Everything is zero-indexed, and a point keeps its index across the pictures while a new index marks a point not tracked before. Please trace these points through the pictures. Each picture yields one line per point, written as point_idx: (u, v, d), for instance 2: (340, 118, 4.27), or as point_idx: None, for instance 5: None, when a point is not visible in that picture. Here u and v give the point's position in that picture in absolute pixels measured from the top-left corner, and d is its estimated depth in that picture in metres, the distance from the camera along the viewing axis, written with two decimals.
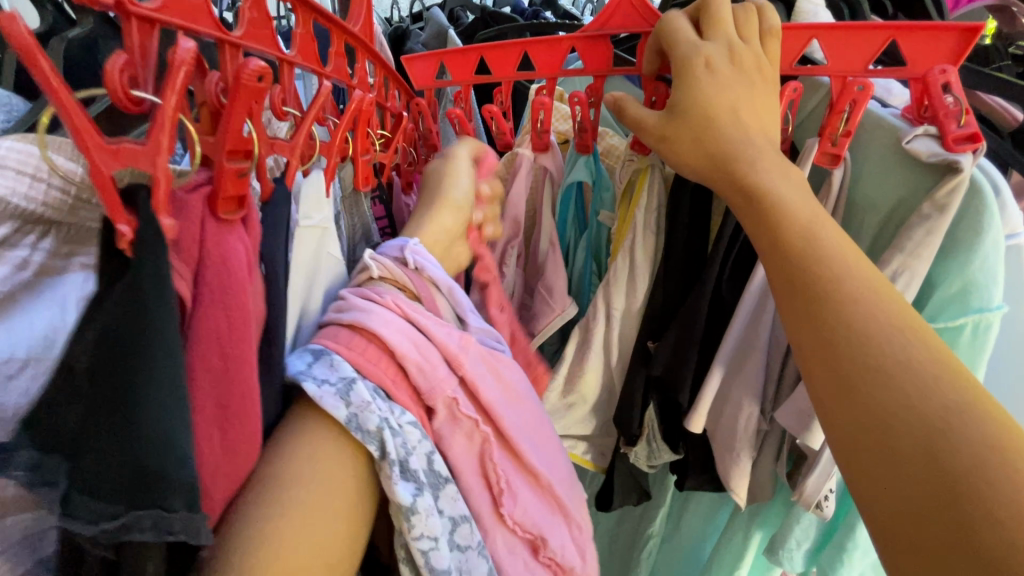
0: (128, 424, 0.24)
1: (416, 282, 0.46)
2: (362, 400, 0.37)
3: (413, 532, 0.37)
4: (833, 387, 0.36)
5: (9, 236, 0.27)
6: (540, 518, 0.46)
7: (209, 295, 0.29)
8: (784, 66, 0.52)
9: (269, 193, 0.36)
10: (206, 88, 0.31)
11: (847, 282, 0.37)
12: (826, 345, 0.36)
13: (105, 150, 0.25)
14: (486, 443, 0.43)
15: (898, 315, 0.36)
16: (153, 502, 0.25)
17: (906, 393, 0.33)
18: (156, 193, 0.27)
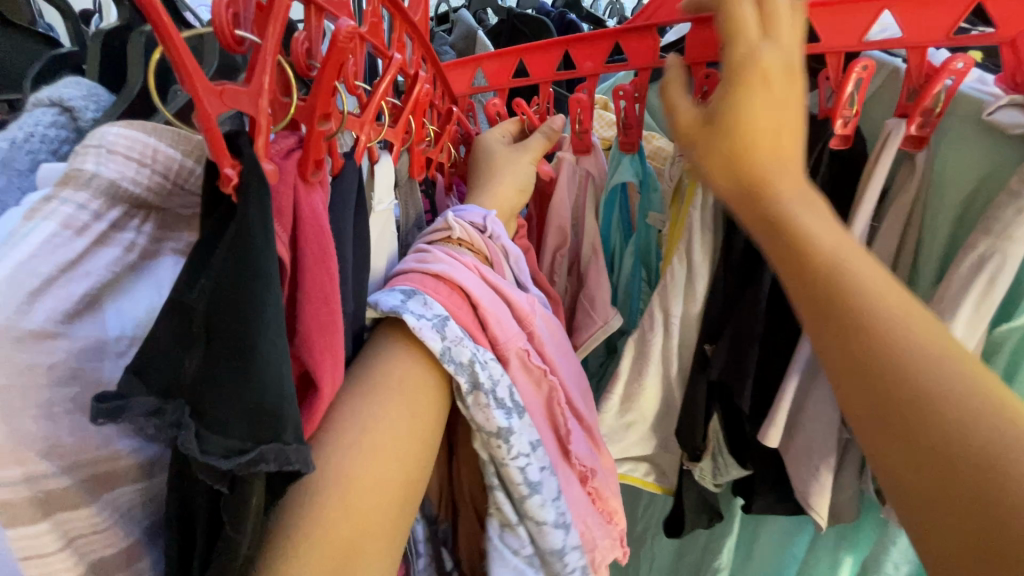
0: (235, 360, 0.23)
1: (491, 249, 0.47)
2: (456, 335, 0.40)
3: (510, 453, 0.40)
4: (864, 417, 0.29)
5: (119, 219, 0.27)
6: (590, 456, 0.48)
7: (309, 258, 0.31)
8: (853, 42, 0.48)
9: (339, 167, 0.37)
10: (295, 49, 0.31)
11: (843, 288, 0.30)
12: (853, 366, 0.29)
13: (213, 91, 0.24)
14: (553, 391, 0.46)
15: (925, 333, 0.29)
16: (273, 434, 0.23)
17: (953, 425, 0.26)
18: (256, 138, 0.26)
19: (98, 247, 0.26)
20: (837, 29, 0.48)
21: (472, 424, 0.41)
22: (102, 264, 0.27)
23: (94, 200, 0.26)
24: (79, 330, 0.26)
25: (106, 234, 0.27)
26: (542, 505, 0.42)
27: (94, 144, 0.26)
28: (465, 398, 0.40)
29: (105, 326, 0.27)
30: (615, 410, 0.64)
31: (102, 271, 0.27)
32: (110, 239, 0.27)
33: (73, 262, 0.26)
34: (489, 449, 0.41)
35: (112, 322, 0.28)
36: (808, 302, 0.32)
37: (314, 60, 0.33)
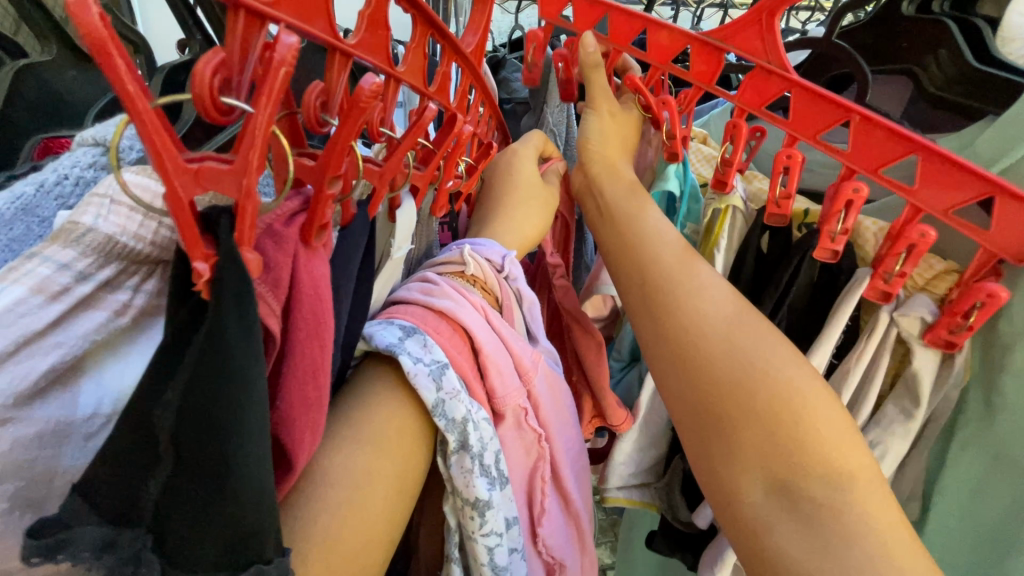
0: (216, 469, 0.22)
1: (503, 291, 0.47)
2: (452, 387, 0.38)
3: (482, 528, 0.39)
4: (712, 397, 0.42)
5: (115, 278, 0.26)
6: (564, 547, 0.47)
7: (304, 329, 0.29)
8: (868, 168, 0.45)
9: (349, 218, 0.35)
10: (307, 105, 0.28)
11: (702, 302, 0.46)
12: (709, 359, 0.43)
13: (185, 172, 0.22)
14: (541, 460, 0.45)
15: (750, 324, 0.44)
16: (253, 556, 0.23)
17: (774, 399, 0.41)
18: (241, 227, 0.23)
19: (80, 311, 0.26)
20: (864, 148, 0.44)
21: (451, 485, 0.40)
22: (78, 331, 0.26)
23: (83, 258, 0.25)
24: (41, 406, 0.26)
25: (94, 295, 0.26)
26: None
27: (98, 193, 0.25)
28: (450, 456, 0.39)
29: (76, 404, 0.27)
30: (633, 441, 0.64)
31: (79, 339, 0.26)
32: (98, 300, 0.26)
33: (45, 330, 0.25)
34: (460, 516, 0.40)
35: (84, 397, 0.27)
36: (682, 367, 0.44)
37: (331, 114, 0.30)
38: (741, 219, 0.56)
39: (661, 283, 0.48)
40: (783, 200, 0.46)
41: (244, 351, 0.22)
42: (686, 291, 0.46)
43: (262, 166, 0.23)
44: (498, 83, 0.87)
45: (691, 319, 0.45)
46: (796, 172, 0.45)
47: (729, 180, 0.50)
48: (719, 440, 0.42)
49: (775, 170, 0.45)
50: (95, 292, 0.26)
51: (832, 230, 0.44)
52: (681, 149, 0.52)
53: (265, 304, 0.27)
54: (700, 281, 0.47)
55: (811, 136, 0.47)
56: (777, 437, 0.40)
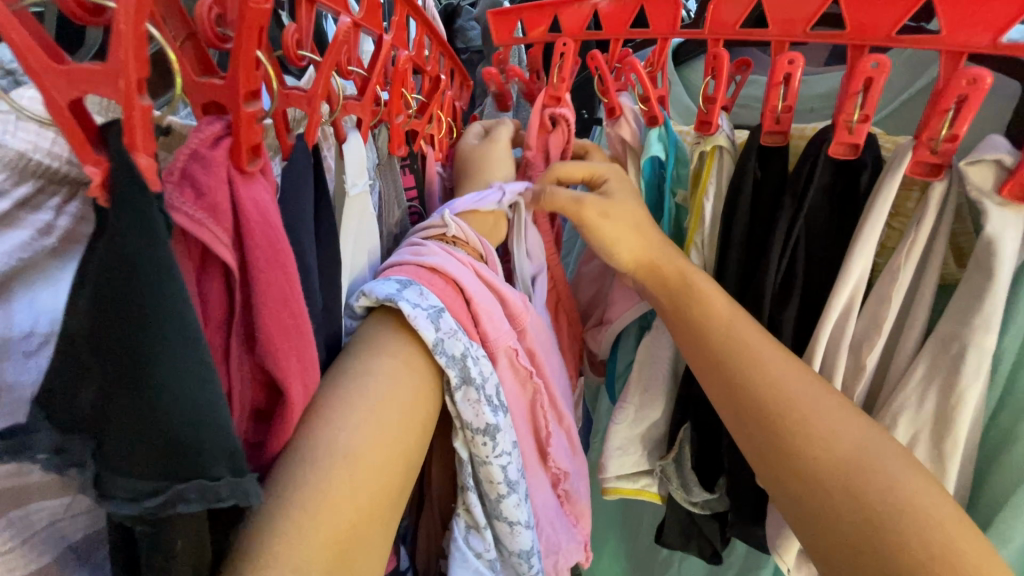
0: (138, 383, 0.21)
1: (485, 247, 0.45)
2: (450, 327, 0.37)
3: (494, 451, 0.39)
4: (807, 499, 0.36)
5: (32, 196, 0.24)
6: (570, 458, 0.48)
7: (262, 257, 0.26)
8: (880, 33, 0.38)
9: (289, 149, 0.32)
10: (199, 19, 0.26)
11: (768, 371, 0.39)
12: (791, 451, 0.37)
13: (55, 72, 0.19)
14: (538, 393, 0.45)
15: (829, 401, 0.38)
16: (196, 471, 0.21)
17: (878, 500, 0.34)
18: (132, 132, 0.20)
19: (1, 227, 0.23)
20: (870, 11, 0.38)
21: (459, 419, 0.39)
22: (3, 247, 0.23)
23: None
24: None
25: (11, 213, 0.24)
26: (518, 504, 0.41)
27: (2, 106, 0.23)
28: (455, 392, 0.38)
29: (9, 321, 0.24)
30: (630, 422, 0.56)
31: (3, 258, 0.23)
32: (17, 219, 0.24)
33: None
34: (471, 447, 0.39)
35: (19, 314, 0.24)
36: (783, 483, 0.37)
37: (229, 27, 0.28)
38: (730, 159, 0.48)
39: (722, 353, 0.41)
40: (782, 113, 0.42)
41: (158, 267, 0.20)
42: (753, 360, 0.40)
43: (142, 64, 0.20)
44: (453, 32, 0.85)
45: (795, 431, 0.37)
46: (724, 75, 0.44)
47: (713, 119, 0.46)
48: (814, 547, 0.35)
49: (775, 80, 0.40)
50: (12, 211, 0.24)
51: (776, 110, 0.42)
52: (659, 111, 0.50)
53: (203, 229, 0.24)
54: (767, 348, 0.40)
55: (802, 30, 0.41)
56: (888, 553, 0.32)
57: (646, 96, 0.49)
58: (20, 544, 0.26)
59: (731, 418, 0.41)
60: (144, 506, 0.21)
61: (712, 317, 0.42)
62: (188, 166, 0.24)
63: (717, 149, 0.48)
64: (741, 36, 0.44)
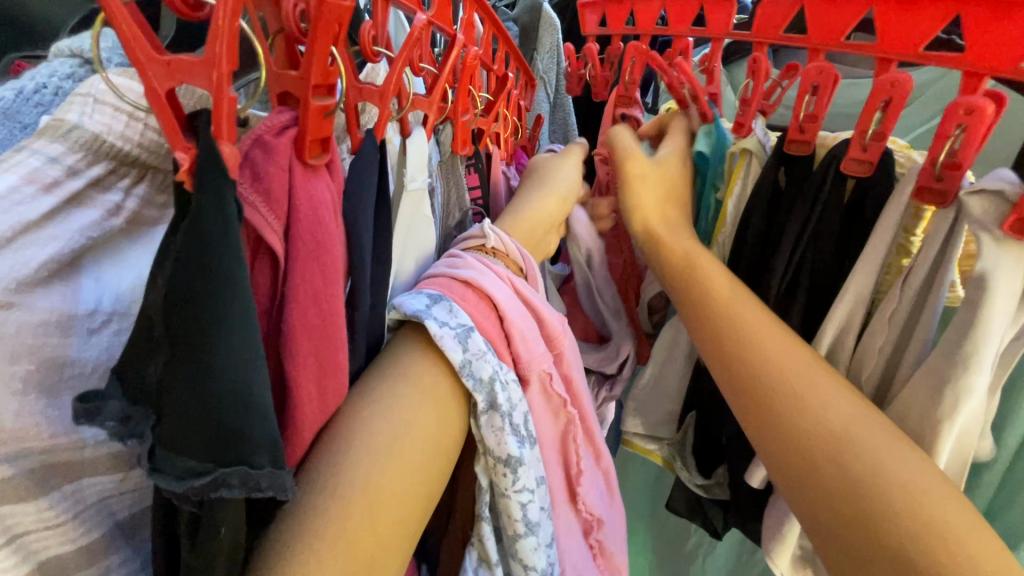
0: (202, 363, 0.21)
1: (526, 261, 0.45)
2: (479, 348, 0.37)
3: (514, 485, 0.39)
4: (784, 455, 0.36)
5: (105, 177, 0.25)
6: (602, 505, 0.48)
7: (304, 249, 0.26)
8: (908, 51, 0.37)
9: (357, 142, 0.32)
10: (284, 13, 0.25)
11: (747, 324, 0.40)
12: (765, 403, 0.37)
13: (159, 63, 0.20)
14: (570, 424, 0.44)
15: (802, 356, 0.38)
16: (239, 458, 0.22)
17: (858, 455, 0.33)
18: (218, 120, 0.21)
19: (73, 207, 0.25)
20: (893, 28, 0.37)
21: (482, 446, 0.39)
22: (75, 226, 0.25)
23: (71, 153, 0.24)
24: (41, 297, 0.25)
25: (84, 194, 0.25)
26: (536, 547, 0.40)
27: (83, 91, 0.24)
28: (480, 417, 0.38)
29: (77, 298, 0.26)
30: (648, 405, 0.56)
31: (74, 236, 0.25)
32: (88, 200, 0.25)
33: (40, 222, 0.24)
34: (492, 475, 0.39)
35: (82, 292, 0.26)
36: (783, 463, 0.36)
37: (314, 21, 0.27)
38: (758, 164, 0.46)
39: (706, 307, 0.42)
40: (808, 123, 0.41)
41: (233, 253, 0.21)
42: (733, 314, 0.40)
43: (234, 57, 0.21)
44: None
45: (776, 387, 0.37)
46: (761, 76, 0.43)
47: (748, 122, 0.46)
48: (797, 501, 0.35)
49: (802, 89, 0.40)
50: (87, 191, 0.25)
51: (799, 118, 0.41)
52: (706, 106, 0.50)
53: (255, 213, 0.25)
54: (749, 304, 0.40)
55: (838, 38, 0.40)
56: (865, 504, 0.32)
57: (696, 96, 0.50)
58: (71, 519, 0.27)
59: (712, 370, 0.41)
60: (190, 486, 0.22)
61: (694, 275, 0.43)
62: (251, 151, 0.25)
63: (746, 155, 0.47)
64: (787, 41, 0.43)
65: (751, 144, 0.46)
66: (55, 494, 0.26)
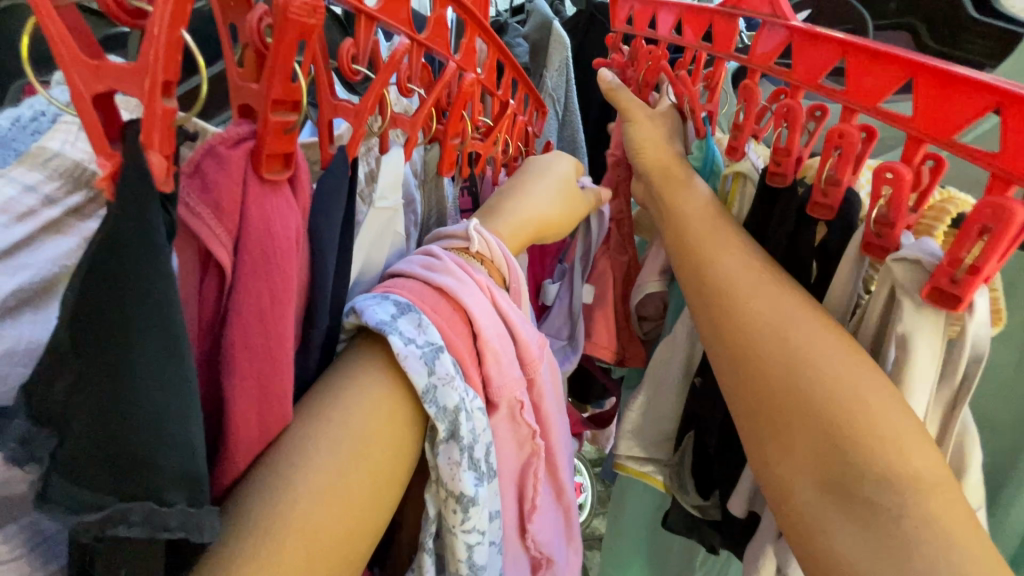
0: (112, 383, 0.20)
1: (510, 270, 0.44)
2: (446, 373, 0.34)
3: (463, 524, 0.36)
4: (746, 386, 0.36)
5: (83, 205, 0.25)
6: (554, 544, 0.46)
7: (250, 264, 0.26)
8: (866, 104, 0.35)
9: (328, 158, 0.31)
10: (247, 25, 0.25)
11: (727, 266, 0.40)
12: (737, 335, 0.37)
13: (85, 65, 0.19)
14: (535, 455, 0.42)
15: (788, 294, 0.37)
16: (146, 494, 0.21)
17: (822, 389, 0.33)
18: (150, 131, 0.20)
19: (48, 234, 0.24)
20: (860, 81, 0.36)
21: (436, 475, 0.37)
22: (47, 254, 0.25)
23: (50, 181, 0.24)
24: (11, 325, 0.24)
25: (61, 221, 0.25)
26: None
27: (67, 120, 0.24)
28: (438, 446, 0.35)
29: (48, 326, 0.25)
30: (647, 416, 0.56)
31: (46, 264, 0.25)
32: (65, 227, 0.25)
33: (13, 248, 0.24)
34: (442, 508, 0.37)
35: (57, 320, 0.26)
36: (745, 392, 0.36)
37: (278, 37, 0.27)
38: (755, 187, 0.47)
39: (693, 252, 0.42)
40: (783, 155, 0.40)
41: (156, 273, 0.20)
42: (715, 258, 0.40)
43: (171, 66, 0.20)
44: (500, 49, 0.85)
45: (750, 322, 0.37)
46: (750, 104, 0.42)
47: (742, 146, 0.45)
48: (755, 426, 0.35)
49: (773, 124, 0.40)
50: (64, 218, 0.25)
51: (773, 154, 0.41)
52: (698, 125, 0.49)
53: (199, 222, 0.25)
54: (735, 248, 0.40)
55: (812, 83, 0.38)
56: (824, 430, 0.32)
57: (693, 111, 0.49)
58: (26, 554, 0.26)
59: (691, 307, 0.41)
60: (82, 522, 0.21)
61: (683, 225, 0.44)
62: (201, 160, 0.25)
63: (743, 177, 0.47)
64: (774, 73, 0.42)
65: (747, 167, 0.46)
66: (14, 527, 0.26)
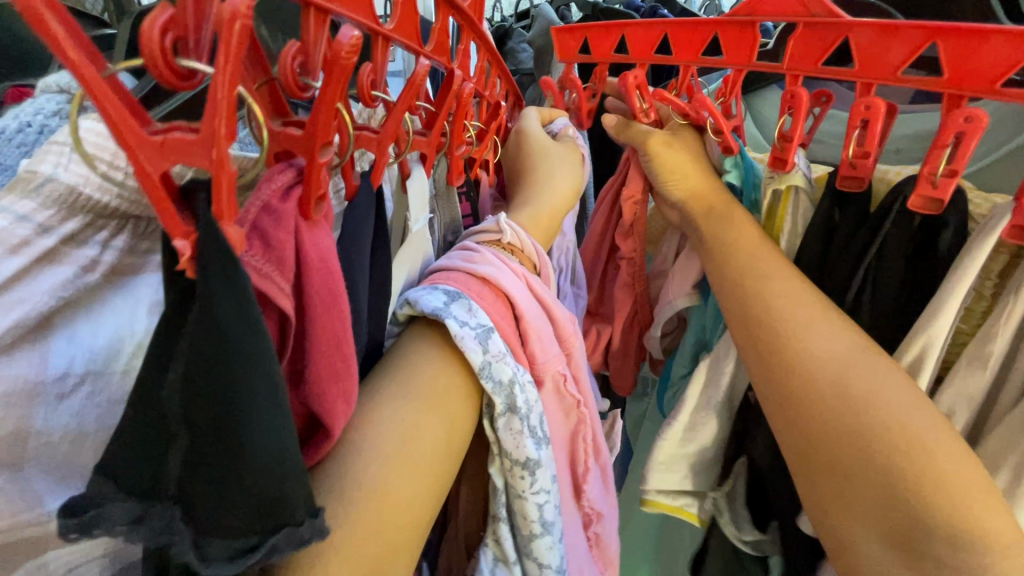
0: (229, 448, 0.21)
1: (541, 258, 0.44)
2: (498, 350, 0.36)
3: (531, 487, 0.38)
4: (805, 437, 0.40)
5: (80, 230, 0.24)
6: (602, 498, 0.47)
7: (319, 302, 0.25)
8: (980, 87, 0.37)
9: (354, 190, 0.30)
10: (282, 69, 0.23)
11: (785, 315, 0.42)
12: (794, 390, 0.41)
13: (149, 143, 0.19)
14: (581, 423, 0.44)
15: (844, 343, 0.40)
16: (279, 524, 0.22)
17: (883, 441, 0.36)
18: (219, 198, 0.19)
19: (44, 264, 0.23)
20: (961, 66, 0.38)
21: (498, 447, 0.38)
22: (43, 286, 0.23)
23: (43, 209, 0.22)
24: (5, 363, 0.24)
25: (57, 249, 0.24)
26: (550, 546, 0.40)
27: (58, 141, 0.22)
28: (497, 419, 0.37)
29: (45, 363, 0.24)
30: (679, 439, 0.54)
31: (45, 296, 0.23)
32: (61, 255, 0.24)
33: (8, 283, 0.23)
34: (508, 477, 0.38)
35: (56, 354, 0.25)
36: (806, 445, 0.40)
37: (312, 78, 0.25)
38: (805, 198, 0.49)
39: (747, 297, 0.45)
40: (860, 160, 0.42)
41: (251, 349, 0.20)
42: (771, 304, 0.43)
43: (233, 129, 0.19)
44: (504, 53, 0.85)
45: (808, 375, 0.40)
46: (801, 113, 0.43)
47: (789, 158, 0.45)
48: (809, 471, 0.40)
49: (851, 125, 0.41)
50: (58, 247, 0.24)
51: (849, 155, 0.43)
52: (734, 142, 0.49)
53: (269, 283, 0.23)
54: (792, 294, 0.43)
55: (892, 74, 0.41)
56: (889, 480, 0.36)
57: (720, 129, 0.48)
58: None
59: (743, 352, 0.45)
60: (244, 564, 0.22)
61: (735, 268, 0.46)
62: (259, 219, 0.24)
63: (793, 189, 0.49)
64: (825, 75, 0.44)
65: (797, 179, 0.47)
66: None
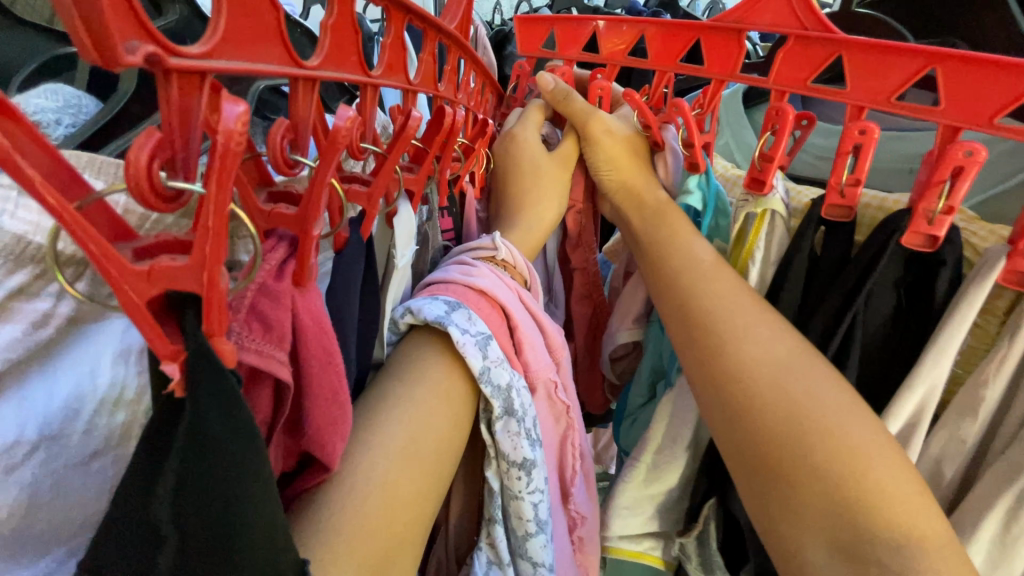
0: (220, 546, 0.20)
1: (531, 272, 0.44)
2: (497, 356, 0.36)
3: (528, 486, 0.38)
4: (744, 445, 0.40)
5: (31, 283, 0.20)
6: (586, 502, 0.47)
7: (316, 368, 0.24)
8: (977, 118, 0.37)
9: (342, 241, 0.29)
10: (274, 148, 0.22)
11: (727, 323, 0.43)
12: (735, 399, 0.41)
13: (135, 274, 0.16)
14: (571, 428, 0.44)
15: (779, 349, 0.41)
16: None
17: (817, 449, 0.37)
18: (211, 318, 0.17)
19: None
20: (959, 95, 0.37)
21: (495, 449, 0.38)
22: None
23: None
24: None
25: (5, 305, 0.20)
26: (544, 544, 0.40)
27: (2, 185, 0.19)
28: (495, 422, 0.37)
29: None
30: (640, 481, 0.56)
31: None
32: (11, 312, 0.20)
33: None
34: (504, 479, 0.39)
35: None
36: (750, 455, 0.40)
37: (299, 150, 0.24)
38: (782, 224, 0.49)
39: (692, 306, 0.45)
40: (851, 188, 0.41)
41: (240, 463, 0.19)
42: (714, 313, 0.44)
43: (223, 247, 0.17)
44: (500, 58, 0.84)
45: (746, 384, 0.41)
46: (785, 133, 0.43)
47: (768, 179, 0.45)
48: (752, 478, 0.40)
49: (844, 149, 0.40)
50: (6, 302, 0.20)
51: (840, 181, 0.41)
52: (701, 160, 0.49)
53: (271, 361, 0.21)
54: (732, 303, 0.44)
55: (886, 99, 0.40)
56: (829, 487, 0.36)
57: (691, 143, 0.48)
58: None
59: (688, 363, 0.45)
60: None
61: (681, 277, 0.47)
62: (256, 300, 0.21)
63: (768, 213, 0.49)
64: (815, 92, 0.43)
65: (774, 204, 0.47)
66: None
